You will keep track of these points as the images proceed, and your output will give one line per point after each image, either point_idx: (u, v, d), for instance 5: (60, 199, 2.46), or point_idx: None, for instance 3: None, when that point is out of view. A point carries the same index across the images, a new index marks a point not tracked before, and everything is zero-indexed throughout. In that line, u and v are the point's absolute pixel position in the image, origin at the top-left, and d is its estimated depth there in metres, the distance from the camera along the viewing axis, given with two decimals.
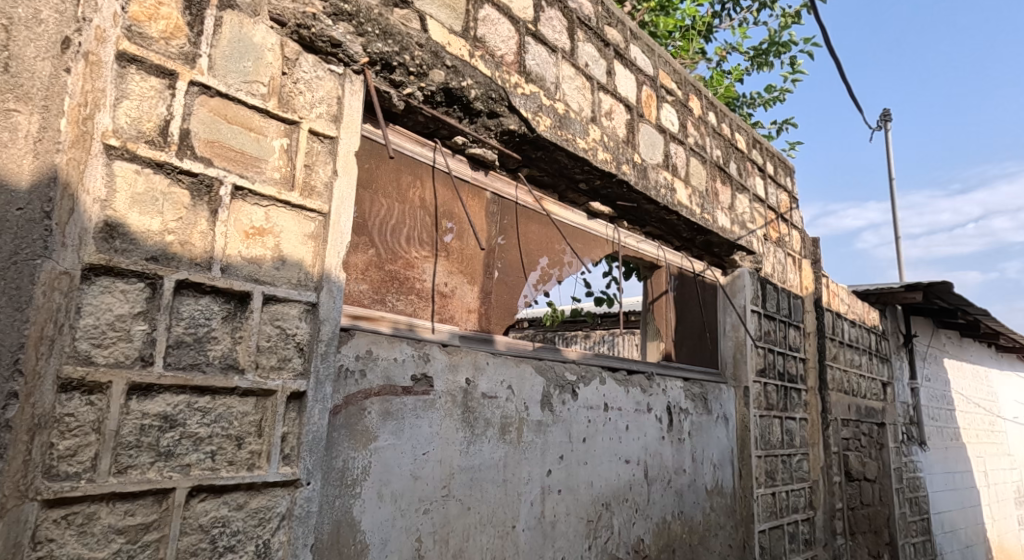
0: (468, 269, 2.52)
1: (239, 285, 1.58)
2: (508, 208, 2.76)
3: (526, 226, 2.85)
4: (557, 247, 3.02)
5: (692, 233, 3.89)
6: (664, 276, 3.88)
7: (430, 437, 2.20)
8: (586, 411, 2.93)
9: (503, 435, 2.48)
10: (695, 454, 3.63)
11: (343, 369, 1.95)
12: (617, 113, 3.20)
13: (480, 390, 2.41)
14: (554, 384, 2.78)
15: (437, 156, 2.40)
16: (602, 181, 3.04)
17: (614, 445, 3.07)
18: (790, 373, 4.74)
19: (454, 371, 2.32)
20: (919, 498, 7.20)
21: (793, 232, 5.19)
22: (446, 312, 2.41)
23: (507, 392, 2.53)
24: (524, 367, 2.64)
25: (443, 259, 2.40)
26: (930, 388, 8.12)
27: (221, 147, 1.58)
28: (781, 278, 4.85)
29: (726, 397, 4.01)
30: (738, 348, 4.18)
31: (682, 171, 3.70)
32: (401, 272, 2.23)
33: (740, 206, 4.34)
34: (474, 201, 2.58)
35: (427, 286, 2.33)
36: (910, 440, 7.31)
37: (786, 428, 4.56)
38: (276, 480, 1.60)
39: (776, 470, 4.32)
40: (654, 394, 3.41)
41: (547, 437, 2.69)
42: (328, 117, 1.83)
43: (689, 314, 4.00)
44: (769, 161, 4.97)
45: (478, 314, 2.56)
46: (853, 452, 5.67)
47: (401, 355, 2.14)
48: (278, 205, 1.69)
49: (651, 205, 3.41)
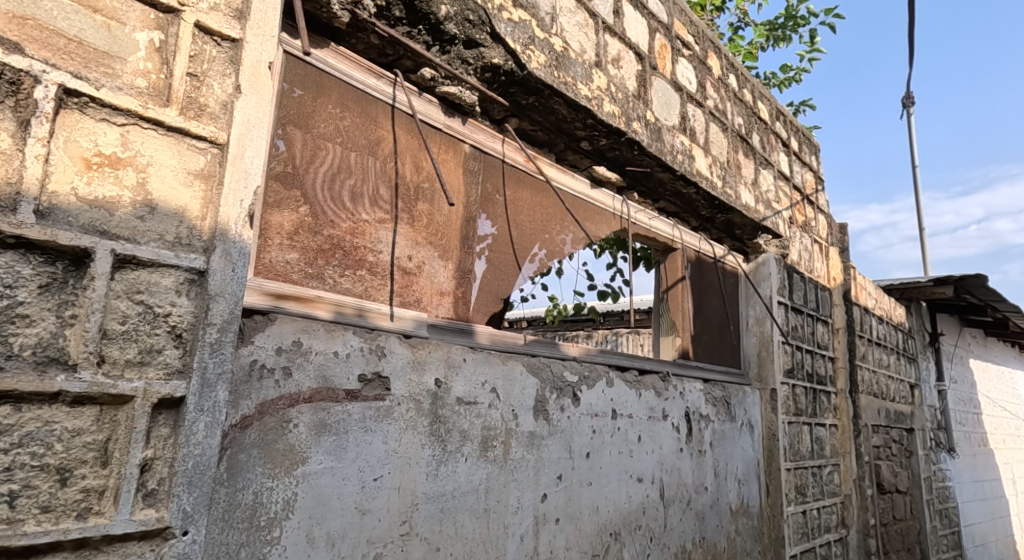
0: (442, 240, 1.99)
1: (68, 237, 1.04)
2: (493, 168, 2.22)
3: (516, 191, 2.32)
4: (555, 220, 2.49)
5: (712, 211, 3.37)
6: (681, 261, 3.31)
7: (385, 457, 1.66)
8: (590, 421, 2.40)
9: (484, 453, 1.95)
10: (717, 469, 3.09)
11: (257, 367, 1.42)
12: (627, 61, 2.68)
13: (454, 394, 1.88)
14: (551, 386, 2.25)
15: (398, 93, 1.87)
16: (608, 140, 2.52)
17: (623, 460, 2.53)
18: (818, 374, 4.21)
19: (420, 370, 1.80)
20: (950, 510, 6.64)
21: (819, 216, 4.67)
22: (410, 294, 1.88)
23: (490, 397, 2.00)
24: (511, 366, 2.11)
25: (407, 226, 1.87)
26: (957, 391, 7.58)
27: (39, 29, 1.06)
28: (807, 267, 4.32)
29: (750, 402, 3.48)
30: (763, 346, 3.64)
31: (701, 138, 3.19)
32: (347, 239, 1.70)
33: (764, 183, 3.82)
34: (448, 155, 2.03)
35: (385, 259, 1.80)
36: (939, 447, 6.76)
37: (815, 437, 4.02)
38: (128, 533, 1.06)
39: (806, 485, 3.78)
40: (670, 399, 2.87)
41: (541, 453, 2.16)
42: (229, 12, 1.30)
43: (709, 307, 3.46)
44: (794, 136, 4.45)
45: (454, 298, 2.03)
46: (885, 462, 5.12)
47: (345, 349, 1.61)
48: (142, 125, 1.16)
49: (665, 173, 2.88)
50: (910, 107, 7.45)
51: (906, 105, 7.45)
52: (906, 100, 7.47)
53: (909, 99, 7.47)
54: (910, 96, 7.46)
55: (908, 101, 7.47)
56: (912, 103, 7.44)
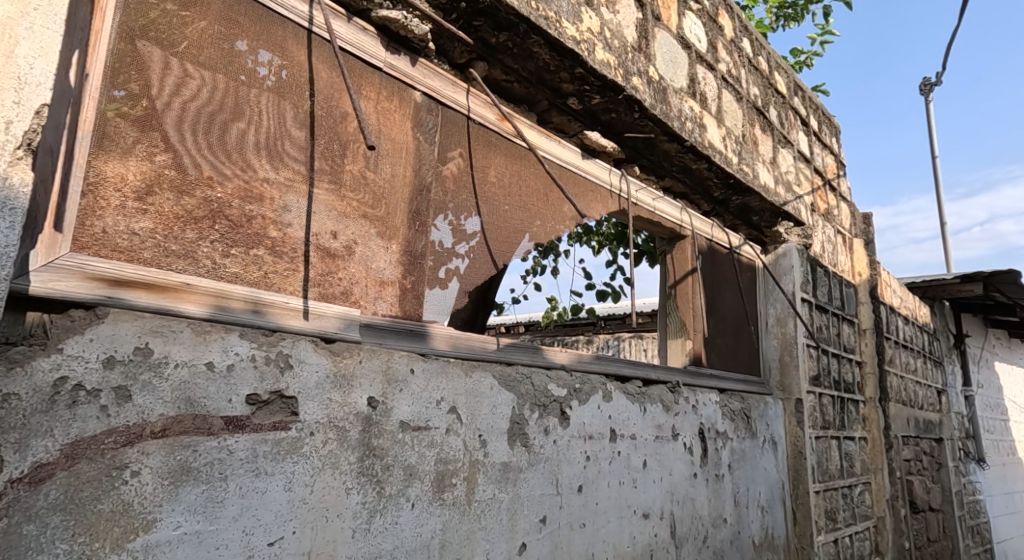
0: (383, 214, 1.51)
1: None
2: (455, 126, 1.74)
3: (485, 157, 1.84)
4: (538, 196, 2.01)
5: (726, 192, 2.90)
6: (690, 250, 2.81)
7: (286, 512, 1.18)
8: (582, 445, 1.92)
9: (439, 495, 1.47)
10: (738, 495, 2.61)
11: (66, 389, 0.93)
12: (625, 6, 2.21)
13: (396, 418, 1.41)
14: (531, 403, 1.77)
15: (316, 14, 1.39)
16: (602, 96, 2.05)
17: (626, 492, 2.05)
18: (846, 381, 3.72)
19: (344, 387, 1.32)
20: (982, 526, 6.12)
21: (841, 204, 4.19)
22: (336, 285, 1.40)
23: (448, 419, 1.53)
24: (477, 379, 1.63)
25: (329, 190, 1.39)
26: (984, 397, 7.07)
27: None
28: (831, 260, 3.85)
29: (772, 415, 3.01)
30: (786, 349, 3.17)
31: (713, 105, 2.72)
32: (236, 205, 1.21)
33: (783, 162, 3.35)
34: (392, 105, 1.56)
35: (297, 235, 1.32)
36: (968, 457, 6.25)
37: (844, 453, 3.53)
38: None
39: (836, 509, 3.29)
40: (681, 414, 2.39)
41: (518, 489, 1.68)
42: None
43: (723, 305, 2.98)
44: (813, 114, 3.98)
45: (402, 290, 1.55)
46: (916, 477, 4.62)
47: (225, 359, 1.13)
48: None
49: (671, 143, 2.42)
50: (928, 94, 7.00)
51: (924, 92, 7.00)
52: (924, 87, 7.02)
53: (927, 86, 7.03)
54: (929, 82, 7.00)
55: (926, 87, 7.02)
56: (930, 90, 6.99)
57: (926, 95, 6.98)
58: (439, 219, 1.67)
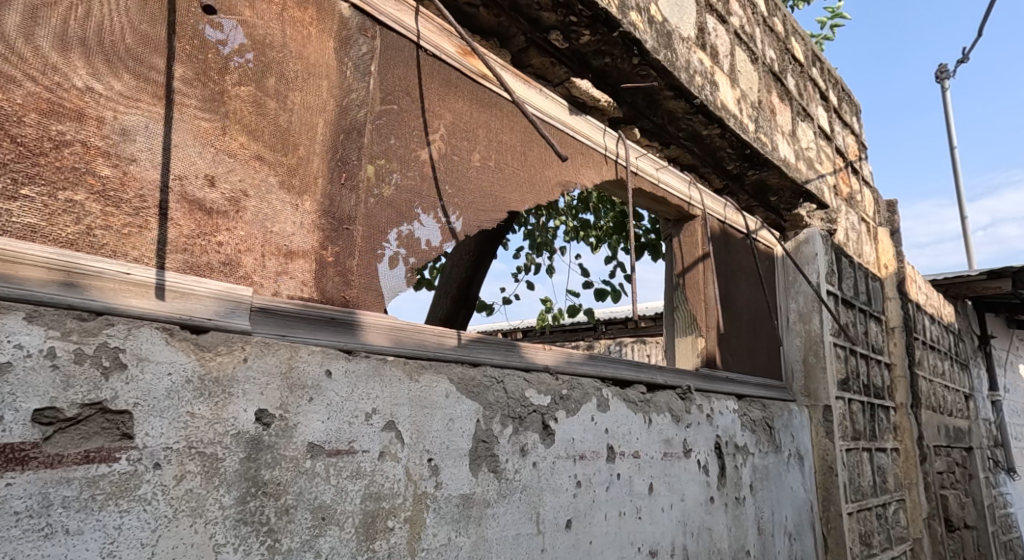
0: (288, 157, 1.11)
1: None
2: (400, 54, 1.34)
3: (442, 98, 1.44)
4: (513, 154, 1.61)
5: (741, 165, 2.49)
6: (700, 231, 2.40)
7: None
8: (570, 467, 1.51)
9: (368, 546, 1.06)
10: (762, 521, 2.19)
11: None
12: None
13: (300, 441, 1.00)
14: (502, 416, 1.36)
15: None
16: (591, 30, 1.66)
17: (628, 524, 1.64)
18: (875, 385, 3.30)
19: (217, 397, 0.91)
20: (1015, 542, 5.66)
21: (864, 190, 3.78)
22: (216, 256, 0.99)
23: (382, 440, 1.12)
24: (427, 384, 1.22)
25: (203, 123, 0.99)
26: (1011, 402, 6.63)
27: None
28: (856, 250, 3.44)
29: (797, 424, 2.59)
30: (810, 349, 2.76)
31: (725, 62, 2.32)
32: (33, 123, 0.81)
33: (804, 137, 2.95)
34: (305, 15, 1.16)
35: (146, 176, 0.91)
36: (999, 467, 5.80)
37: (876, 467, 3.10)
38: None
39: (871, 532, 2.86)
40: (694, 426, 1.97)
41: (483, 528, 1.27)
42: None
43: (739, 296, 2.57)
44: (833, 90, 3.59)
45: (321, 266, 1.14)
46: (950, 491, 4.18)
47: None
48: None
49: (677, 100, 2.02)
50: (944, 82, 6.61)
51: (940, 80, 6.61)
52: (941, 74, 6.63)
53: (944, 73, 6.63)
54: (945, 69, 6.61)
55: (943, 74, 6.62)
56: (946, 77, 6.60)
57: (942, 82, 6.59)
58: (423, 214, 1.33)
